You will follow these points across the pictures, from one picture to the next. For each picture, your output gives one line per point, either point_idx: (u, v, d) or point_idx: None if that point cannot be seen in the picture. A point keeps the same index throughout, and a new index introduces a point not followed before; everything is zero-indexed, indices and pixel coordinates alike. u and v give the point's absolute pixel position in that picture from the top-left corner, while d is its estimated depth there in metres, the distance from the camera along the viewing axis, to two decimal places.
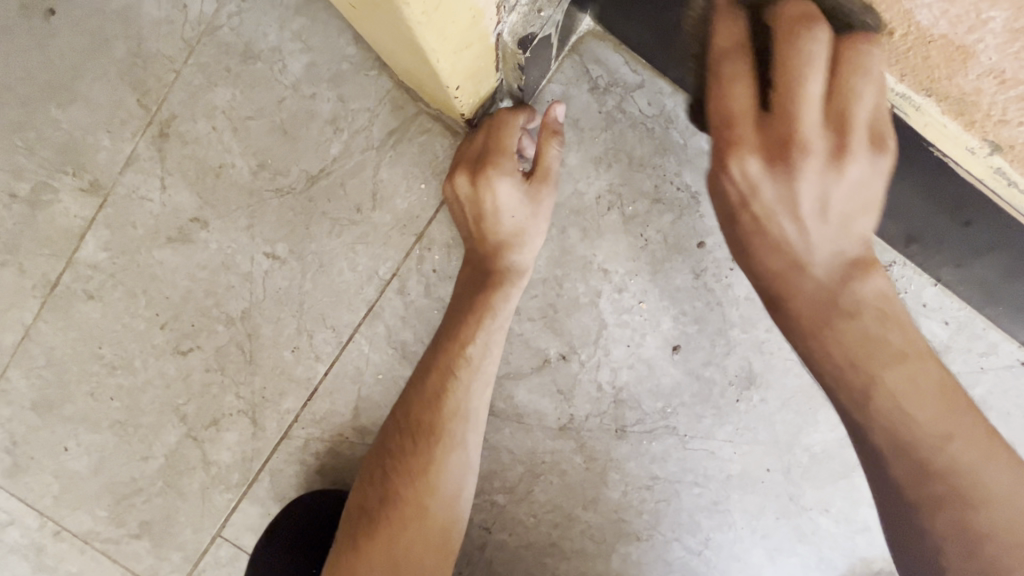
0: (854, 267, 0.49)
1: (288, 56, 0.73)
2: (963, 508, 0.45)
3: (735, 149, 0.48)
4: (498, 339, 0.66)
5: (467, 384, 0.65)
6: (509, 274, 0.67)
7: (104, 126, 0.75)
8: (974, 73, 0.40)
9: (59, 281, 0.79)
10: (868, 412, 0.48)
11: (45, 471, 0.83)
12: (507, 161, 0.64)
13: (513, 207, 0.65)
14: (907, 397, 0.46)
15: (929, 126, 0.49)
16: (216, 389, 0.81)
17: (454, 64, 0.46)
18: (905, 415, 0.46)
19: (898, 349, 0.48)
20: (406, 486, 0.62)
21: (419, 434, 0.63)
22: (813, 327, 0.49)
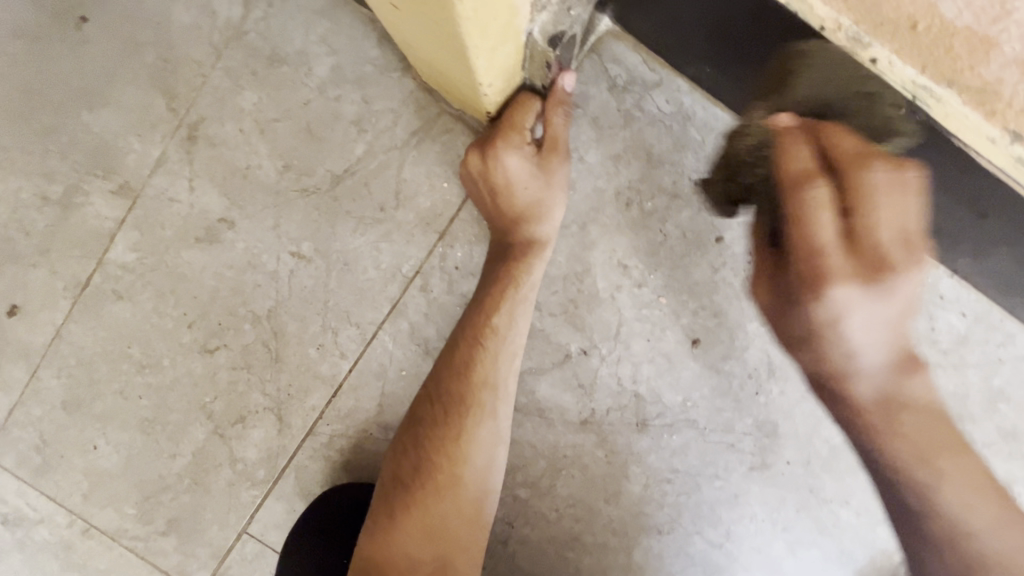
0: (910, 370, 0.53)
1: (314, 59, 0.75)
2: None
3: (823, 279, 0.46)
4: (525, 308, 0.66)
5: (495, 354, 0.64)
6: (534, 243, 0.66)
7: (134, 130, 0.77)
8: (996, 64, 0.41)
9: (89, 281, 0.81)
10: (928, 502, 0.54)
11: (75, 470, 0.85)
12: (517, 136, 0.64)
13: (525, 181, 0.65)
14: (956, 484, 0.54)
15: (949, 117, 0.47)
16: (242, 387, 0.82)
17: (490, 62, 0.48)
18: (955, 503, 0.54)
19: (941, 438, 0.55)
20: (440, 457, 0.62)
21: (450, 406, 0.63)
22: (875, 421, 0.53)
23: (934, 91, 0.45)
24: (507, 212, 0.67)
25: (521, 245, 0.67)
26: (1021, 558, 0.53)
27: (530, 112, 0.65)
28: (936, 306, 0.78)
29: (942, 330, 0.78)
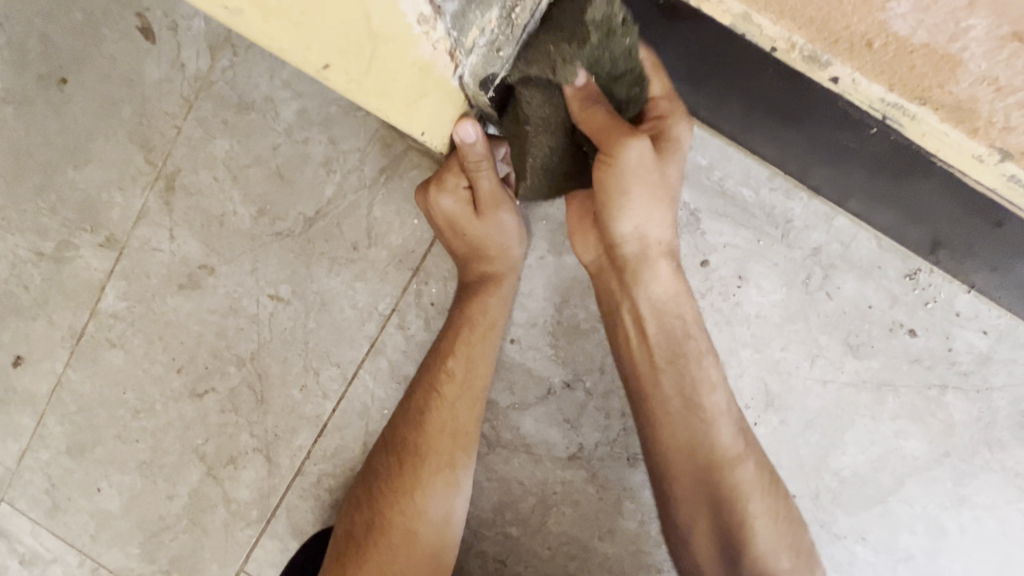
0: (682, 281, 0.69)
1: (280, 104, 0.75)
2: (746, 499, 0.65)
3: (676, 124, 0.60)
4: (481, 352, 0.65)
5: (452, 402, 0.64)
6: (484, 284, 0.66)
7: (117, 184, 0.79)
8: (966, 81, 0.37)
9: (85, 331, 0.83)
10: (694, 408, 0.66)
11: (81, 511, 0.88)
12: (448, 177, 0.62)
13: (462, 224, 0.64)
14: (716, 394, 0.67)
15: (928, 135, 0.44)
16: (231, 429, 0.83)
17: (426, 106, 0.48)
18: (715, 421, 0.66)
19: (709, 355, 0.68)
20: (392, 511, 0.62)
21: (405, 455, 0.63)
22: (665, 341, 0.67)
23: (906, 108, 0.43)
24: (458, 252, 0.67)
25: (470, 288, 0.66)
26: (760, 477, 0.66)
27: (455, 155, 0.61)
28: (952, 324, 0.71)
29: (959, 350, 0.71)
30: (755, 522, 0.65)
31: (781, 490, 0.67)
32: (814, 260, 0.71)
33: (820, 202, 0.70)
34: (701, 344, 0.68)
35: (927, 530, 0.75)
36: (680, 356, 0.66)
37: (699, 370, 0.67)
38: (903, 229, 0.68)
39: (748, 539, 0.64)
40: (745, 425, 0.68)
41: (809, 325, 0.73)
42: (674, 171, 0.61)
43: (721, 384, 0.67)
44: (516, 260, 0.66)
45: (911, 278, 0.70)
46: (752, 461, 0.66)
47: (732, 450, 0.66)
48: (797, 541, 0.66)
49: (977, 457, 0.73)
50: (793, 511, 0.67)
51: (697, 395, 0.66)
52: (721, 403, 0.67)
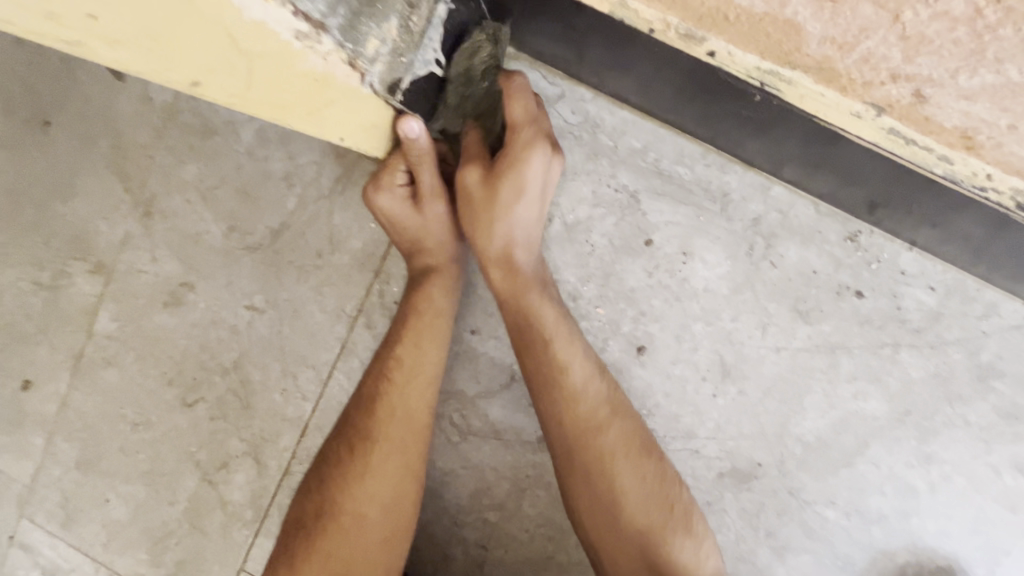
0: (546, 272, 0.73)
1: (240, 126, 0.81)
2: (611, 465, 0.68)
3: (516, 146, 0.65)
4: (428, 338, 0.70)
5: (402, 387, 0.69)
6: (424, 275, 0.70)
7: (101, 214, 0.86)
8: (814, 41, 0.39)
9: (83, 352, 0.90)
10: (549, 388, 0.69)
11: (93, 522, 0.94)
12: (384, 176, 0.67)
13: (402, 220, 0.69)
14: (573, 374, 0.70)
15: (807, 98, 0.46)
16: (222, 435, 0.88)
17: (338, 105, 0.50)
18: (574, 399, 0.69)
19: (567, 337, 0.70)
20: (341, 497, 0.67)
21: (356, 441, 0.68)
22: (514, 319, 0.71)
23: (782, 73, 0.45)
24: (402, 246, 0.72)
25: (414, 279, 0.71)
26: (628, 445, 0.69)
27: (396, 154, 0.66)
28: (898, 283, 0.71)
29: (909, 308, 0.72)
30: (625, 484, 0.68)
31: (653, 453, 0.71)
32: (755, 231, 0.73)
33: (754, 173, 0.72)
34: (553, 319, 0.71)
35: (896, 490, 0.75)
36: (532, 339, 0.70)
37: (558, 347, 0.70)
38: (838, 192, 0.70)
39: (619, 501, 0.68)
40: (611, 397, 0.71)
41: (756, 294, 0.74)
42: (504, 193, 0.65)
43: (580, 363, 0.70)
44: (457, 253, 0.72)
45: (852, 240, 0.72)
46: (616, 427, 0.70)
47: (595, 423, 0.69)
48: (669, 495, 0.69)
49: (939, 414, 0.73)
50: (665, 470, 0.70)
51: (553, 375, 0.69)
52: (579, 382, 0.70)
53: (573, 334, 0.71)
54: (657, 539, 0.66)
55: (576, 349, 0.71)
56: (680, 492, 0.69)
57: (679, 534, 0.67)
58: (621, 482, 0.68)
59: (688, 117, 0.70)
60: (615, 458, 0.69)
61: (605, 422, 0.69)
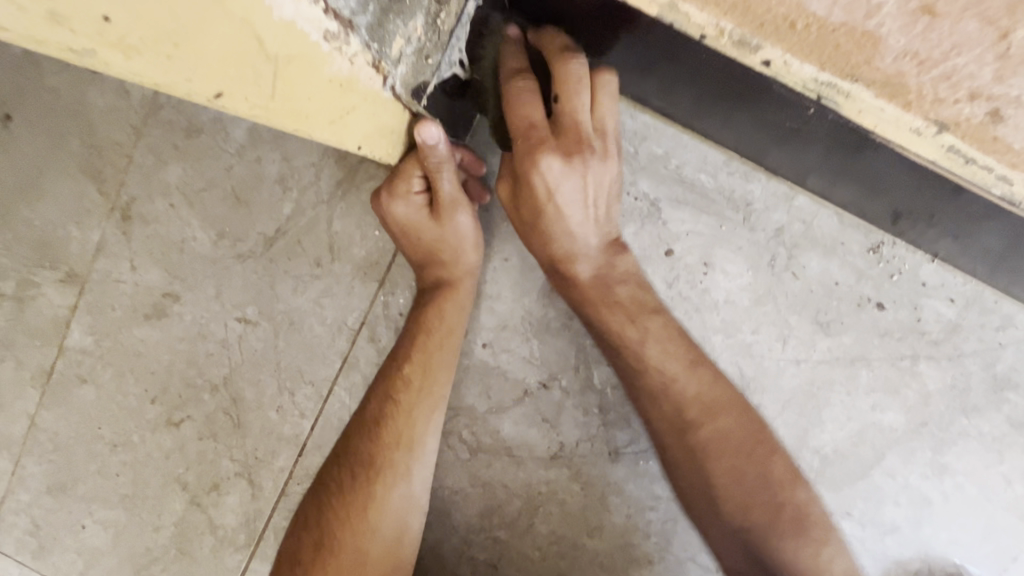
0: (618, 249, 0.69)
1: (230, 124, 0.74)
2: (712, 459, 0.65)
3: (524, 155, 0.60)
4: (443, 358, 0.66)
5: (409, 412, 0.65)
6: (437, 289, 0.66)
7: (72, 218, 0.78)
8: (890, 56, 0.36)
9: (54, 368, 0.82)
10: (642, 375, 0.68)
11: (68, 550, 0.87)
12: (399, 181, 0.62)
13: (419, 230, 0.65)
14: (665, 358, 0.67)
15: (864, 112, 0.43)
16: (211, 455, 0.83)
17: (348, 122, 0.46)
18: (668, 386, 0.67)
19: (655, 319, 0.69)
20: (344, 531, 0.62)
21: (360, 468, 0.64)
22: (595, 302, 0.68)
23: (839, 86, 0.42)
24: (414, 257, 0.67)
25: (426, 293, 0.67)
26: (733, 438, 0.65)
27: (409, 157, 0.61)
28: (919, 294, 0.71)
29: (929, 320, 0.71)
30: (722, 479, 0.64)
31: (763, 441, 0.66)
32: (778, 241, 0.71)
33: (778, 183, 0.71)
34: (648, 312, 0.69)
35: (911, 500, 0.75)
36: (621, 328, 0.68)
37: (660, 341, 0.68)
38: (862, 203, 0.68)
39: (720, 497, 0.64)
40: (716, 379, 0.67)
41: (778, 306, 0.72)
42: (524, 207, 0.64)
43: (671, 351, 0.67)
44: (474, 264, 0.67)
45: (875, 251, 0.71)
46: (728, 421, 0.66)
47: (700, 418, 0.66)
48: (781, 483, 0.64)
49: (954, 425, 0.73)
50: (778, 468, 0.65)
51: (641, 363, 0.68)
52: (668, 368, 0.67)
53: (675, 328, 0.69)
54: (763, 533, 0.63)
55: (669, 334, 0.68)
56: (793, 489, 0.64)
57: (791, 534, 0.62)
58: (725, 476, 0.64)
59: (717, 124, 0.67)
60: (715, 450, 0.65)
61: (714, 412, 0.66)
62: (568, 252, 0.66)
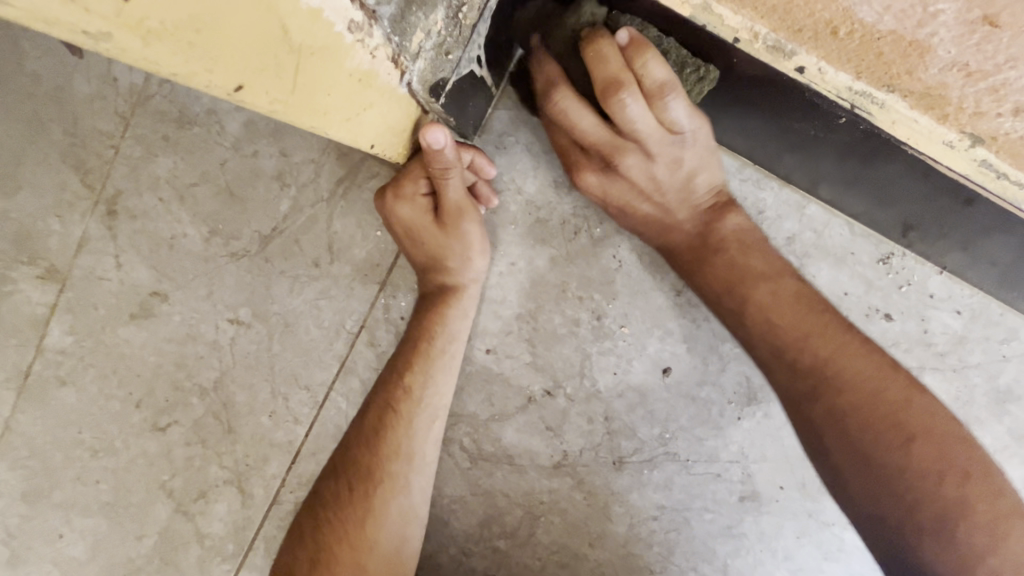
0: (715, 214, 0.63)
1: (225, 116, 0.71)
2: (833, 428, 0.55)
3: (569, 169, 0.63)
4: (445, 368, 0.64)
5: (410, 423, 0.63)
6: (438, 296, 0.64)
7: (53, 211, 0.74)
8: (936, 67, 0.35)
9: (31, 369, 0.78)
10: (748, 329, 0.60)
11: (43, 560, 0.82)
12: (405, 181, 0.59)
13: (423, 235, 0.62)
14: (774, 313, 0.59)
15: (899, 124, 0.42)
16: (199, 462, 0.79)
17: (352, 130, 0.44)
18: (778, 340, 0.58)
19: (763, 271, 0.60)
20: (340, 548, 0.59)
21: (358, 481, 0.62)
22: (694, 266, 0.63)
23: (875, 97, 0.41)
24: (414, 261, 0.64)
25: (428, 300, 0.65)
26: (873, 405, 0.53)
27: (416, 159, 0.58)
28: (926, 306, 0.71)
29: (936, 332, 0.71)
30: (836, 454, 0.55)
31: (903, 418, 0.53)
32: (788, 250, 0.70)
33: (790, 191, 0.69)
34: (763, 273, 0.61)
35: None
36: (728, 278, 0.61)
37: (778, 304, 0.59)
38: (873, 213, 0.68)
39: (839, 475, 0.55)
40: (852, 335, 0.57)
41: None
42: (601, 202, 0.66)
43: (787, 302, 0.59)
44: (479, 271, 0.64)
45: (885, 262, 0.70)
46: (860, 393, 0.54)
47: (823, 390, 0.55)
48: (931, 468, 0.51)
49: None
50: (921, 456, 0.51)
51: (746, 317, 0.60)
52: (783, 320, 0.58)
53: (794, 289, 0.59)
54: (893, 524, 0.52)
55: (782, 285, 0.60)
56: (940, 482, 0.50)
57: (926, 535, 0.50)
58: (852, 458, 0.54)
59: (731, 127, 0.65)
60: (842, 419, 0.54)
61: (842, 386, 0.54)
62: (648, 222, 0.64)
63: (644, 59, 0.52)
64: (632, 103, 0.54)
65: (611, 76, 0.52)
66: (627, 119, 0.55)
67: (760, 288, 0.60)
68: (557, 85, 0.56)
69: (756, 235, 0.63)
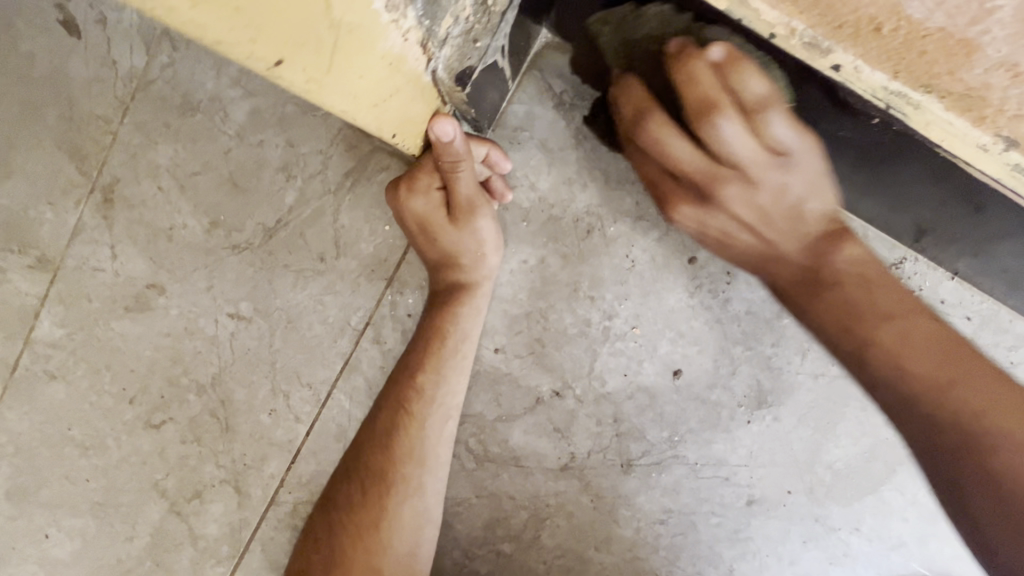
0: (831, 242, 0.53)
1: (229, 104, 0.68)
2: (994, 495, 0.43)
3: (665, 201, 0.58)
4: (456, 368, 0.62)
5: (422, 424, 0.61)
6: (452, 294, 0.62)
7: (46, 198, 0.71)
8: (981, 67, 0.34)
9: (18, 363, 0.75)
10: (870, 371, 0.49)
11: (28, 561, 0.79)
12: (418, 178, 0.58)
13: (437, 230, 0.60)
14: (907, 354, 0.47)
15: (931, 124, 0.42)
16: (195, 460, 0.77)
17: (378, 116, 0.44)
18: (903, 377, 0.47)
19: (886, 308, 0.49)
20: (355, 551, 0.59)
21: (371, 484, 0.61)
22: (802, 300, 0.53)
23: (910, 96, 0.41)
24: (428, 259, 0.63)
25: (440, 298, 0.63)
26: None
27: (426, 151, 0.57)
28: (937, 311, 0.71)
29: None
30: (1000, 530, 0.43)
31: None
32: None
33: None
34: (888, 312, 0.49)
35: (918, 516, 0.75)
36: (844, 313, 0.50)
37: (908, 348, 0.47)
38: (888, 217, 0.67)
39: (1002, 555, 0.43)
40: (1008, 385, 0.45)
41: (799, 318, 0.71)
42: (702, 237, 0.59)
43: (923, 342, 0.47)
44: (493, 268, 0.62)
45: (897, 267, 0.70)
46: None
47: (974, 453, 0.43)
48: None
49: None
50: None
51: (866, 357, 0.49)
52: (919, 366, 0.46)
53: (929, 330, 0.48)
54: None
55: (917, 323, 0.48)
56: None
57: None
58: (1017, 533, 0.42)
59: None
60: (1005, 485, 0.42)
61: (1001, 447, 0.43)
62: (752, 254, 0.56)
63: (745, 74, 0.47)
64: (727, 124, 0.49)
65: (706, 98, 0.49)
66: (724, 143, 0.50)
67: (886, 325, 0.48)
68: (645, 111, 0.54)
69: (875, 267, 0.52)
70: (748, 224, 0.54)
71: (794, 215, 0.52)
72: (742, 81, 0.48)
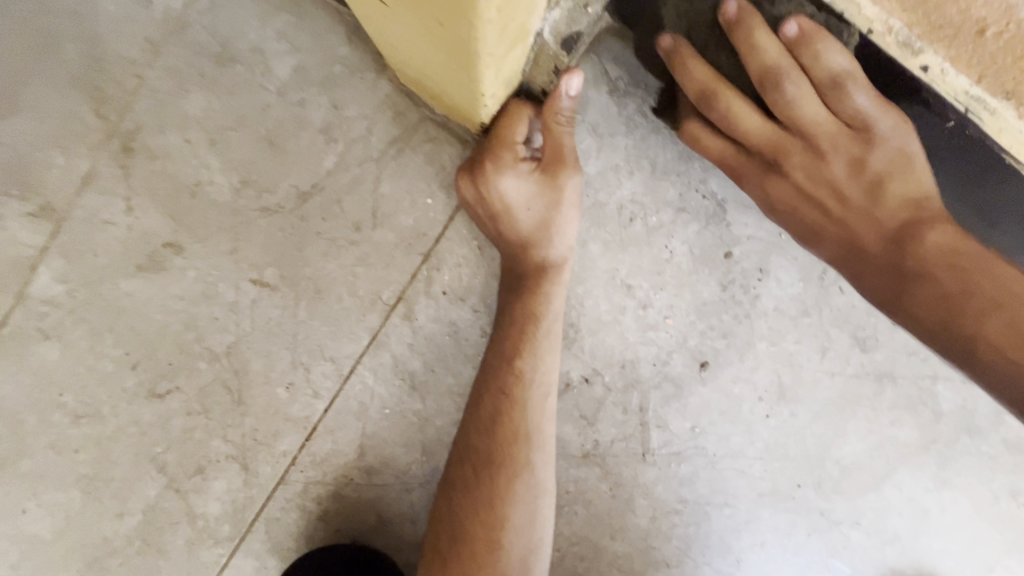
0: (914, 221, 0.55)
1: (273, 57, 0.65)
2: None
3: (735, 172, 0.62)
4: (550, 346, 0.64)
5: (523, 405, 0.64)
6: (553, 271, 0.64)
7: (57, 141, 0.66)
8: None
9: (7, 319, 0.68)
10: (974, 363, 0.51)
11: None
12: (506, 154, 0.59)
13: (529, 205, 0.61)
14: (1010, 341, 0.49)
15: (1002, 130, 0.44)
16: (199, 434, 0.72)
17: (490, 65, 0.41)
18: (1018, 366, 0.49)
19: (991, 294, 0.51)
20: (479, 525, 0.62)
21: (479, 465, 0.63)
22: (893, 291, 0.55)
23: (987, 102, 0.42)
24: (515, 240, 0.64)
25: (530, 279, 0.64)
26: None
27: (521, 121, 0.58)
28: None
29: None
30: None
31: None
32: None
33: None
34: (993, 299, 0.50)
35: (913, 511, 0.79)
36: (945, 301, 0.52)
37: (1019, 338, 0.49)
38: None
39: None
40: None
41: (822, 318, 0.74)
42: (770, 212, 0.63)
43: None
44: (573, 239, 0.63)
45: None
46: None
47: None
48: None
49: (960, 443, 0.78)
50: None
51: (966, 343, 0.51)
52: (1012, 343, 0.49)
53: None
54: None
55: (1018, 302, 0.50)
56: None
57: None
58: None
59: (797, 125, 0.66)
60: None
61: None
62: (829, 231, 0.59)
63: (823, 46, 0.52)
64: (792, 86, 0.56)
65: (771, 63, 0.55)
66: (788, 102, 0.57)
67: (984, 315, 0.50)
68: (711, 87, 0.58)
69: (971, 254, 0.52)
70: (806, 189, 0.59)
71: (862, 185, 0.57)
72: (820, 54, 0.52)
